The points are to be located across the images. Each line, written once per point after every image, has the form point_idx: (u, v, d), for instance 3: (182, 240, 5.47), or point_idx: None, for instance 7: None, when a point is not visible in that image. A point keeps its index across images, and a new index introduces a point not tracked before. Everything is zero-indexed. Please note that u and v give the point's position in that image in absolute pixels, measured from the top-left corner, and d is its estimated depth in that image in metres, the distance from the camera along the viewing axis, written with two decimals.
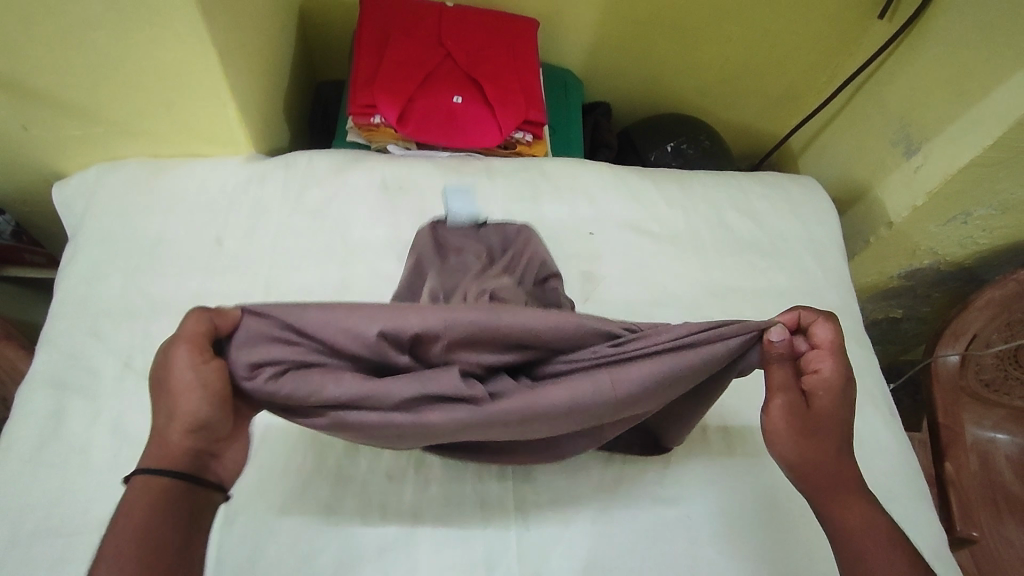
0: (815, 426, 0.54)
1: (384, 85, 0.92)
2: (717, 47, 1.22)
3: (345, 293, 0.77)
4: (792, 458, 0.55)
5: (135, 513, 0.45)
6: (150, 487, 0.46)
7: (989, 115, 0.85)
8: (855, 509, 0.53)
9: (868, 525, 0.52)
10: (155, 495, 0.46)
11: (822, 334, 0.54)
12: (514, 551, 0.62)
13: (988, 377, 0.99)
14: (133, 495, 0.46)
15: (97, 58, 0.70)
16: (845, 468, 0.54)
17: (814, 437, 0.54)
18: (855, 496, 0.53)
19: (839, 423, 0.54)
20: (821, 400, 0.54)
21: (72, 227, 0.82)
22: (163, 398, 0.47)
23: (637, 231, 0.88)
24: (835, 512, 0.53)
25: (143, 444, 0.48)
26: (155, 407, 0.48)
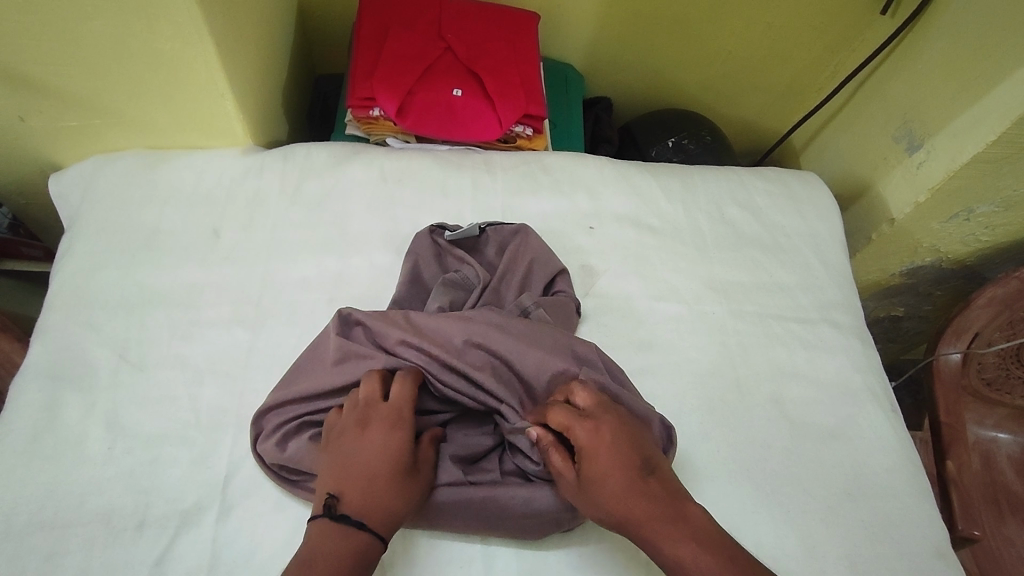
0: (592, 490, 0.53)
1: (383, 77, 0.92)
2: (719, 42, 1.21)
3: (343, 286, 0.76)
4: (602, 523, 0.53)
5: (344, 556, 0.50)
6: (362, 538, 0.51)
7: (993, 110, 0.84)
8: (667, 542, 0.49)
9: (682, 550, 0.49)
10: (364, 550, 0.51)
11: (555, 414, 0.57)
12: (512, 546, 0.62)
13: (989, 376, 0.98)
14: (345, 537, 0.51)
15: (93, 49, 0.69)
16: (639, 509, 0.51)
17: (598, 499, 0.52)
18: (665, 527, 0.50)
19: (610, 477, 0.52)
20: (585, 466, 0.53)
21: (69, 218, 0.81)
22: (391, 460, 0.55)
23: (638, 225, 0.87)
24: (656, 554, 0.50)
25: (376, 505, 0.53)
26: (374, 461, 0.55)
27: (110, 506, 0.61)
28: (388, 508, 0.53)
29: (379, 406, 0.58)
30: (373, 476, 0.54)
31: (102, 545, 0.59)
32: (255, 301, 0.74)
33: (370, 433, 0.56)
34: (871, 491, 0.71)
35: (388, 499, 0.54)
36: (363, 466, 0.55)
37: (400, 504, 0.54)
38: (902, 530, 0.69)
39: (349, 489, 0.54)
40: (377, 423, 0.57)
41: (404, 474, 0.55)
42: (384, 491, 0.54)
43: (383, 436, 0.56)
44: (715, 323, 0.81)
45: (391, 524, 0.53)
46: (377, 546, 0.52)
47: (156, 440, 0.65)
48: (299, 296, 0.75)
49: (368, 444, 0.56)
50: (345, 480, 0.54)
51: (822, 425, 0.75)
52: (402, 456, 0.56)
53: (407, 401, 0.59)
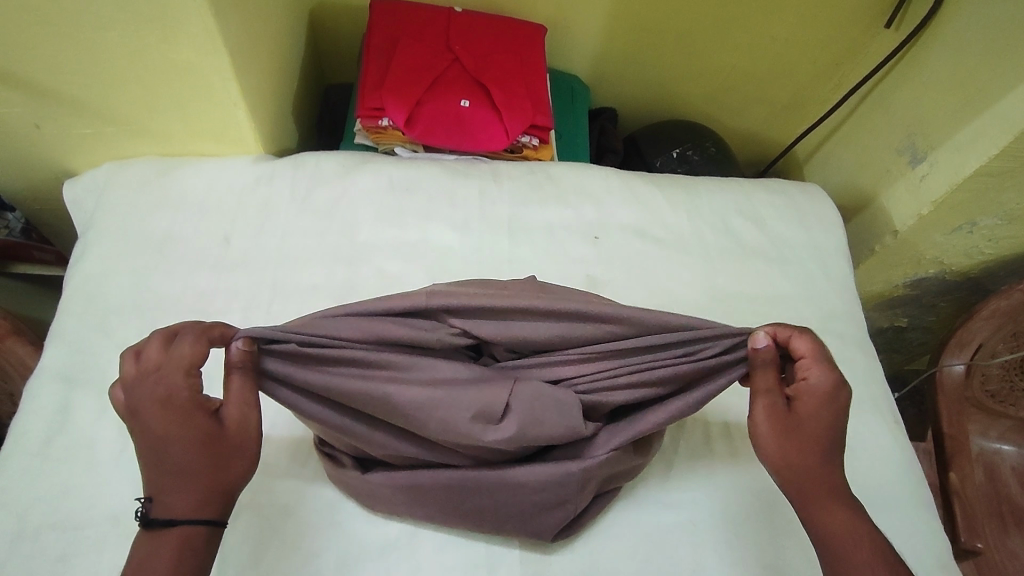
0: (798, 433, 0.54)
1: (392, 88, 0.93)
2: (724, 54, 1.22)
3: (350, 293, 0.77)
4: (773, 463, 0.55)
5: (167, 557, 0.47)
6: (183, 530, 0.48)
7: (995, 125, 0.85)
8: (836, 512, 0.53)
9: (846, 526, 0.52)
10: (189, 538, 0.48)
11: (800, 341, 0.55)
12: (516, 553, 0.63)
13: (993, 388, 0.99)
14: (160, 536, 0.48)
15: (109, 59, 0.71)
16: (827, 477, 0.53)
17: (797, 444, 0.54)
18: (838, 501, 0.53)
19: (821, 433, 0.54)
20: (802, 407, 0.54)
21: (82, 224, 0.83)
22: (181, 438, 0.49)
23: (642, 236, 0.88)
24: (814, 515, 0.54)
25: (178, 490, 0.49)
26: (164, 446, 0.49)
27: (121, 508, 0.62)
28: (201, 489, 0.49)
29: (147, 377, 0.50)
30: (169, 463, 0.49)
31: (113, 546, 0.60)
32: (264, 307, 0.76)
33: (147, 413, 0.49)
34: (873, 502, 0.72)
35: (190, 477, 0.49)
36: (159, 457, 0.49)
37: (206, 475, 0.49)
38: (903, 541, 0.70)
39: (156, 486, 0.49)
40: (150, 398, 0.50)
41: (199, 445, 0.49)
42: (179, 470, 0.49)
43: (159, 414, 0.49)
44: None
45: (212, 499, 0.50)
46: (204, 529, 0.49)
47: None
48: (307, 303, 0.76)
49: (150, 428, 0.49)
50: (152, 477, 0.49)
51: None
52: (189, 427, 0.49)
53: (186, 361, 0.51)
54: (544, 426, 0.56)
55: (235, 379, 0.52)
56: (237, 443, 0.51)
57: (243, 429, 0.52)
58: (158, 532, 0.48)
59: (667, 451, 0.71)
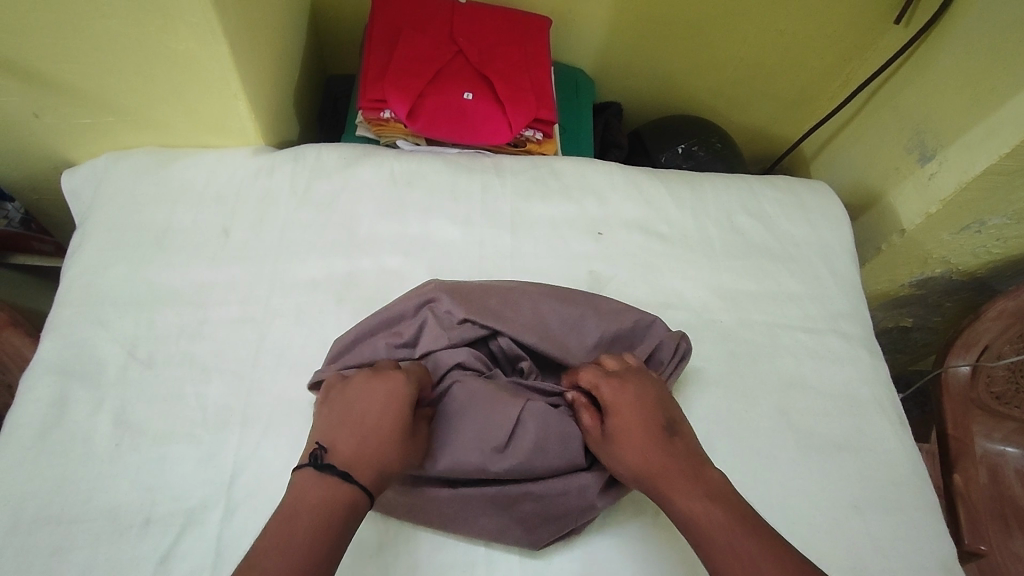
0: (616, 443, 0.58)
1: (394, 80, 0.92)
2: (730, 50, 1.21)
3: (350, 287, 0.77)
4: (624, 478, 0.58)
5: (326, 501, 0.50)
6: (349, 490, 0.51)
7: (1006, 123, 0.83)
8: (685, 496, 0.54)
9: (692, 504, 0.53)
10: (348, 500, 0.51)
11: (586, 372, 0.63)
12: (515, 554, 0.62)
13: (999, 390, 0.97)
14: (330, 487, 0.51)
15: (107, 48, 0.70)
16: (660, 466, 0.56)
17: (621, 452, 0.58)
18: (679, 482, 0.55)
19: (635, 433, 0.58)
20: (614, 425, 0.59)
21: (80, 215, 0.82)
22: (391, 414, 0.56)
23: (646, 232, 0.87)
24: (669, 508, 0.54)
25: (366, 454, 0.53)
26: (371, 412, 0.56)
27: (118, 502, 0.61)
28: (379, 465, 0.53)
29: (387, 366, 0.60)
30: (368, 428, 0.55)
31: (108, 541, 0.59)
32: (264, 300, 0.75)
33: (375, 385, 0.57)
34: (877, 504, 0.71)
35: (381, 448, 0.54)
36: (358, 419, 0.55)
37: (390, 456, 0.54)
38: (907, 544, 0.69)
39: (341, 439, 0.54)
40: (385, 375, 0.58)
41: (399, 431, 0.56)
42: (378, 440, 0.54)
43: (383, 391, 0.57)
44: (722, 331, 0.80)
45: (378, 480, 0.53)
46: (362, 502, 0.52)
47: (163, 437, 0.65)
48: (307, 296, 0.75)
49: (371, 396, 0.56)
50: (340, 431, 0.55)
51: (828, 436, 0.75)
52: (403, 414, 0.56)
53: (418, 373, 0.61)
54: (547, 456, 0.60)
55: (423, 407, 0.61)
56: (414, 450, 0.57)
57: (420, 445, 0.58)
58: (329, 482, 0.51)
59: None
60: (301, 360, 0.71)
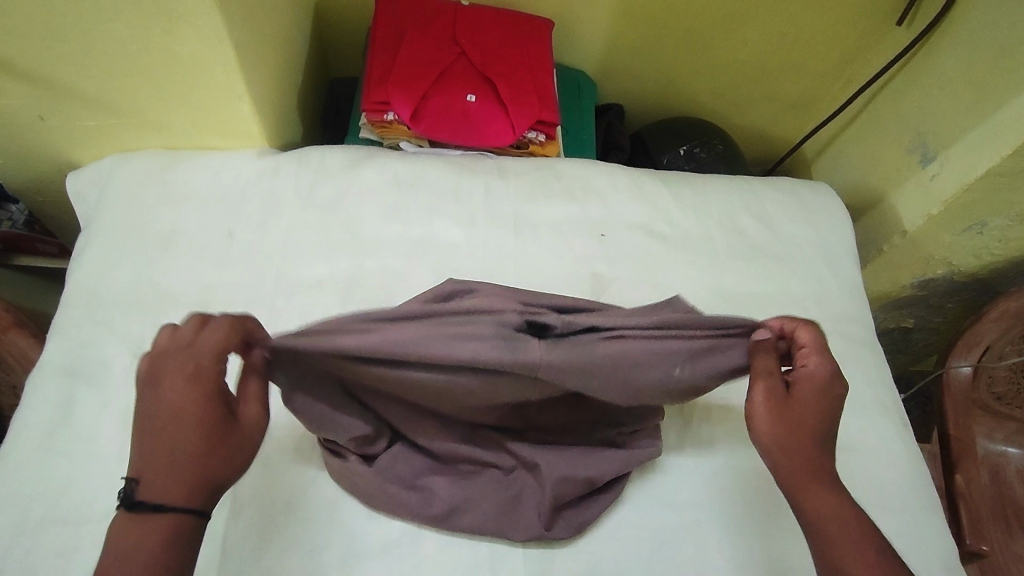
0: (791, 415, 0.54)
1: (398, 82, 0.92)
2: (732, 51, 1.21)
3: (354, 289, 0.77)
4: (766, 445, 0.55)
5: (141, 541, 0.45)
6: (168, 520, 0.46)
7: (1008, 125, 0.83)
8: (829, 493, 0.52)
9: (837, 510, 0.51)
10: (176, 529, 0.46)
11: (804, 333, 0.59)
12: (520, 553, 0.62)
13: (1000, 391, 0.98)
14: (143, 525, 0.45)
15: (112, 51, 0.70)
16: (818, 462, 0.53)
17: (795, 420, 0.54)
18: (828, 482, 0.53)
19: (815, 418, 0.54)
20: (801, 389, 0.56)
21: (85, 217, 0.82)
22: (195, 424, 0.48)
23: (648, 233, 0.87)
24: (804, 499, 0.52)
25: (175, 472, 0.47)
26: (175, 426, 0.48)
27: None
28: (199, 483, 0.48)
29: (175, 351, 0.50)
30: (173, 453, 0.47)
31: None
32: (267, 302, 0.75)
33: (172, 396, 0.49)
34: (879, 503, 0.71)
35: (188, 460, 0.47)
36: (156, 433, 0.48)
37: (203, 462, 0.48)
38: (910, 544, 0.69)
39: (149, 469, 0.47)
40: (172, 379, 0.49)
41: (205, 440, 0.48)
42: (182, 452, 0.47)
43: (177, 390, 0.49)
44: None
45: (205, 493, 0.48)
46: (189, 522, 0.47)
47: None
48: (311, 298, 0.76)
49: (162, 401, 0.49)
50: (147, 457, 0.47)
51: None
52: (205, 410, 0.49)
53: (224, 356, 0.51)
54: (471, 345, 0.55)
55: (252, 379, 0.53)
56: (246, 439, 0.51)
57: (254, 428, 0.52)
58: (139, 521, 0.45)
59: (673, 450, 0.70)
60: None
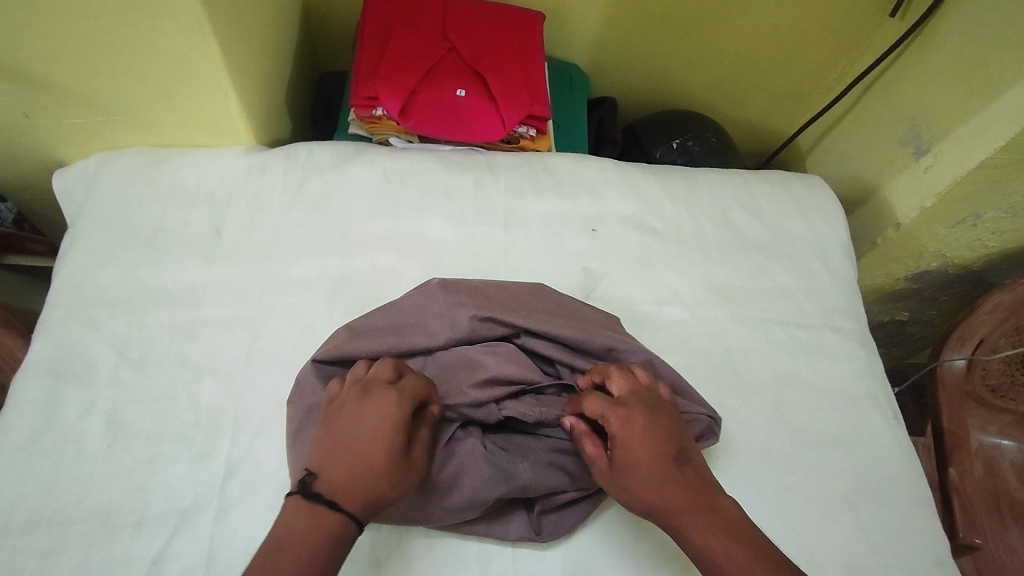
0: (626, 485, 0.54)
1: (386, 77, 0.91)
2: (726, 43, 1.20)
3: (343, 286, 0.76)
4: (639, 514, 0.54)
5: (314, 533, 0.48)
6: (334, 520, 0.49)
7: (1001, 116, 0.83)
8: (698, 529, 0.50)
9: (710, 540, 0.50)
10: (337, 535, 0.49)
11: (590, 402, 0.59)
12: (509, 551, 0.62)
13: (994, 383, 0.98)
14: (316, 517, 0.49)
15: (95, 47, 0.69)
16: (673, 503, 0.52)
17: (632, 486, 0.53)
18: (694, 517, 0.51)
19: (646, 466, 0.53)
20: (620, 454, 0.55)
21: (71, 215, 0.81)
22: (388, 444, 0.53)
23: (639, 228, 0.86)
24: (682, 542, 0.51)
25: (359, 479, 0.51)
26: (366, 438, 0.53)
27: (110, 503, 0.61)
28: (368, 498, 0.51)
29: (383, 382, 0.57)
30: (359, 462, 0.52)
31: (101, 542, 0.59)
32: (255, 300, 0.74)
33: (368, 410, 0.54)
34: (870, 498, 0.71)
35: (369, 477, 0.51)
36: (353, 442, 0.53)
37: (381, 484, 0.51)
38: (901, 537, 0.69)
39: (331, 469, 0.52)
40: (375, 397, 0.55)
41: (392, 459, 0.52)
42: (371, 465, 0.52)
43: (378, 413, 0.54)
44: (717, 327, 0.80)
45: (367, 511, 0.51)
46: (352, 533, 0.50)
47: (155, 438, 0.65)
48: (301, 296, 0.75)
49: (364, 415, 0.54)
50: (331, 458, 0.52)
51: (823, 432, 0.75)
52: (396, 438, 0.53)
53: (415, 390, 0.57)
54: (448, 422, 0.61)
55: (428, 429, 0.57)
56: (415, 476, 0.54)
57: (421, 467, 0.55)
58: (315, 512, 0.49)
59: None
60: (294, 360, 0.71)
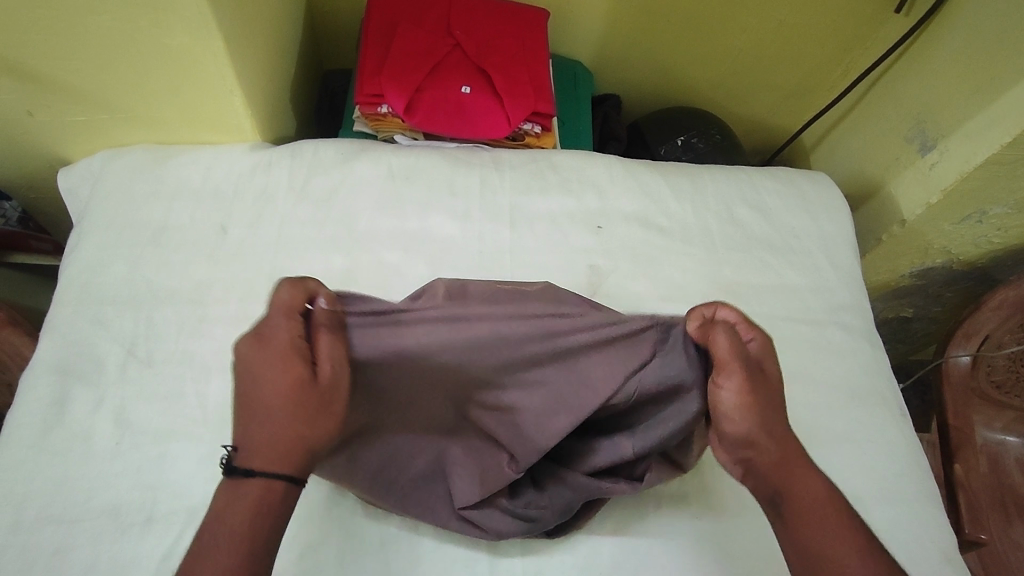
0: (761, 404, 0.52)
1: (391, 74, 0.91)
2: (730, 40, 1.20)
3: (349, 283, 0.76)
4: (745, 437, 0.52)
5: (246, 505, 0.45)
6: (260, 483, 0.46)
7: (1007, 112, 0.83)
8: (810, 474, 0.52)
9: (821, 486, 0.51)
10: (269, 494, 0.46)
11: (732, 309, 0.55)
12: (517, 547, 0.62)
13: (999, 379, 0.97)
14: (240, 489, 0.46)
15: (100, 45, 0.69)
16: (791, 442, 0.53)
17: (765, 407, 0.52)
18: (806, 461, 0.52)
19: (778, 394, 0.53)
20: (763, 371, 0.53)
21: (77, 213, 0.81)
22: (282, 379, 0.48)
23: (645, 225, 0.86)
24: (795, 478, 0.51)
25: (264, 432, 0.47)
26: (259, 384, 0.48)
27: (119, 500, 0.61)
28: (291, 447, 0.47)
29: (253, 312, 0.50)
30: (261, 410, 0.47)
31: (110, 540, 0.59)
32: (262, 298, 0.74)
33: (253, 359, 0.48)
34: (877, 494, 0.71)
35: (274, 423, 0.47)
36: (247, 393, 0.48)
37: (291, 424, 0.47)
38: (908, 533, 0.69)
39: (242, 432, 0.48)
40: (252, 338, 0.49)
41: (290, 393, 0.48)
42: (270, 410, 0.47)
43: (256, 353, 0.49)
44: None
45: (295, 458, 0.47)
46: (284, 485, 0.47)
47: (163, 435, 0.65)
48: None
49: (246, 364, 0.49)
50: (240, 419, 0.48)
51: (830, 428, 0.75)
52: (286, 370, 0.48)
53: (287, 303, 0.50)
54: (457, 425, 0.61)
55: (323, 336, 0.51)
56: (330, 396, 0.49)
57: (335, 384, 0.50)
58: (237, 483, 0.46)
59: None
60: None
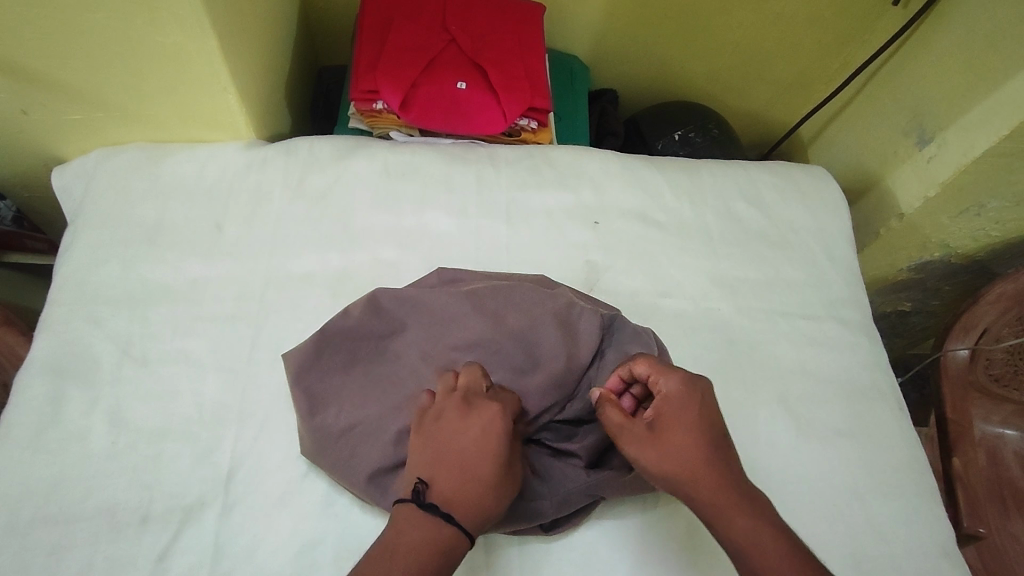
0: (667, 445, 0.54)
1: (387, 70, 0.91)
2: (726, 34, 1.20)
3: (345, 280, 0.76)
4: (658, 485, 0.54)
5: (431, 548, 0.48)
6: (452, 533, 0.50)
7: (1005, 104, 0.82)
8: (740, 517, 0.51)
9: (756, 528, 0.50)
10: (453, 546, 0.49)
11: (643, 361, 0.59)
12: (515, 544, 0.62)
13: (997, 372, 0.97)
14: (431, 527, 0.49)
15: (94, 43, 0.69)
16: (716, 485, 0.52)
17: (673, 457, 0.53)
18: (739, 504, 0.51)
19: (688, 441, 0.53)
20: (661, 426, 0.55)
21: (71, 212, 0.81)
22: (494, 450, 0.53)
23: (643, 220, 0.86)
24: (722, 527, 0.51)
25: (467, 489, 0.51)
26: (474, 446, 0.53)
27: (115, 501, 0.61)
28: (483, 508, 0.51)
29: (480, 394, 0.57)
30: (471, 467, 0.52)
31: (106, 540, 0.59)
32: (258, 296, 0.74)
33: (469, 420, 0.54)
34: (875, 489, 0.71)
35: (481, 485, 0.52)
36: (460, 450, 0.53)
37: (495, 497, 0.52)
38: (906, 528, 0.69)
39: (438, 476, 0.52)
40: (478, 408, 0.55)
41: (503, 471, 0.53)
42: (478, 472, 0.52)
43: (480, 423, 0.54)
44: (720, 319, 0.80)
45: (482, 523, 0.51)
46: (464, 543, 0.50)
47: (159, 435, 0.65)
48: (303, 291, 0.75)
49: (469, 424, 0.54)
50: (438, 464, 0.53)
51: (828, 423, 0.75)
52: (507, 446, 0.54)
53: (512, 404, 0.58)
54: None
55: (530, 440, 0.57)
56: (520, 484, 0.54)
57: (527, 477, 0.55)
58: (428, 518, 0.50)
59: None
60: None
